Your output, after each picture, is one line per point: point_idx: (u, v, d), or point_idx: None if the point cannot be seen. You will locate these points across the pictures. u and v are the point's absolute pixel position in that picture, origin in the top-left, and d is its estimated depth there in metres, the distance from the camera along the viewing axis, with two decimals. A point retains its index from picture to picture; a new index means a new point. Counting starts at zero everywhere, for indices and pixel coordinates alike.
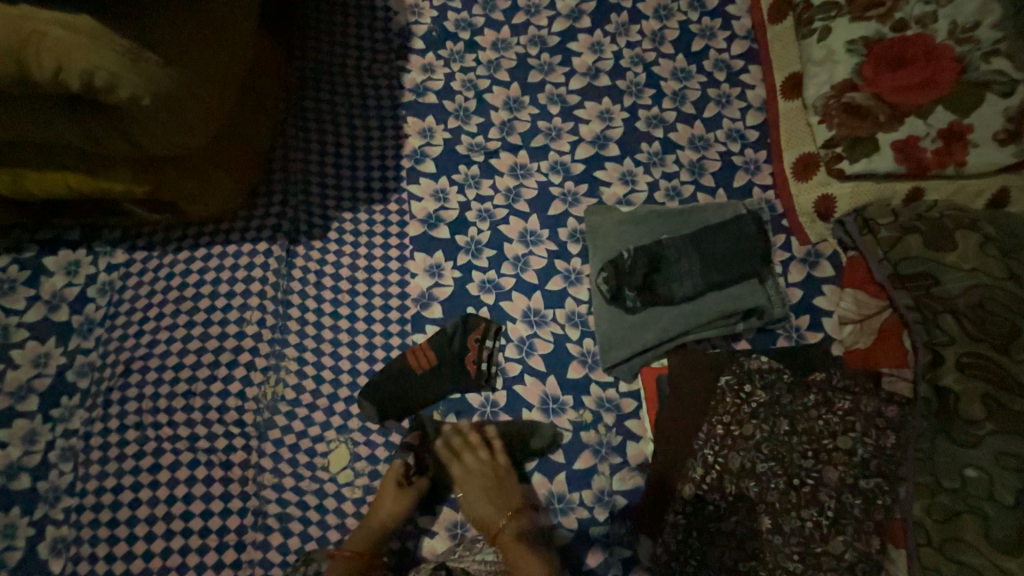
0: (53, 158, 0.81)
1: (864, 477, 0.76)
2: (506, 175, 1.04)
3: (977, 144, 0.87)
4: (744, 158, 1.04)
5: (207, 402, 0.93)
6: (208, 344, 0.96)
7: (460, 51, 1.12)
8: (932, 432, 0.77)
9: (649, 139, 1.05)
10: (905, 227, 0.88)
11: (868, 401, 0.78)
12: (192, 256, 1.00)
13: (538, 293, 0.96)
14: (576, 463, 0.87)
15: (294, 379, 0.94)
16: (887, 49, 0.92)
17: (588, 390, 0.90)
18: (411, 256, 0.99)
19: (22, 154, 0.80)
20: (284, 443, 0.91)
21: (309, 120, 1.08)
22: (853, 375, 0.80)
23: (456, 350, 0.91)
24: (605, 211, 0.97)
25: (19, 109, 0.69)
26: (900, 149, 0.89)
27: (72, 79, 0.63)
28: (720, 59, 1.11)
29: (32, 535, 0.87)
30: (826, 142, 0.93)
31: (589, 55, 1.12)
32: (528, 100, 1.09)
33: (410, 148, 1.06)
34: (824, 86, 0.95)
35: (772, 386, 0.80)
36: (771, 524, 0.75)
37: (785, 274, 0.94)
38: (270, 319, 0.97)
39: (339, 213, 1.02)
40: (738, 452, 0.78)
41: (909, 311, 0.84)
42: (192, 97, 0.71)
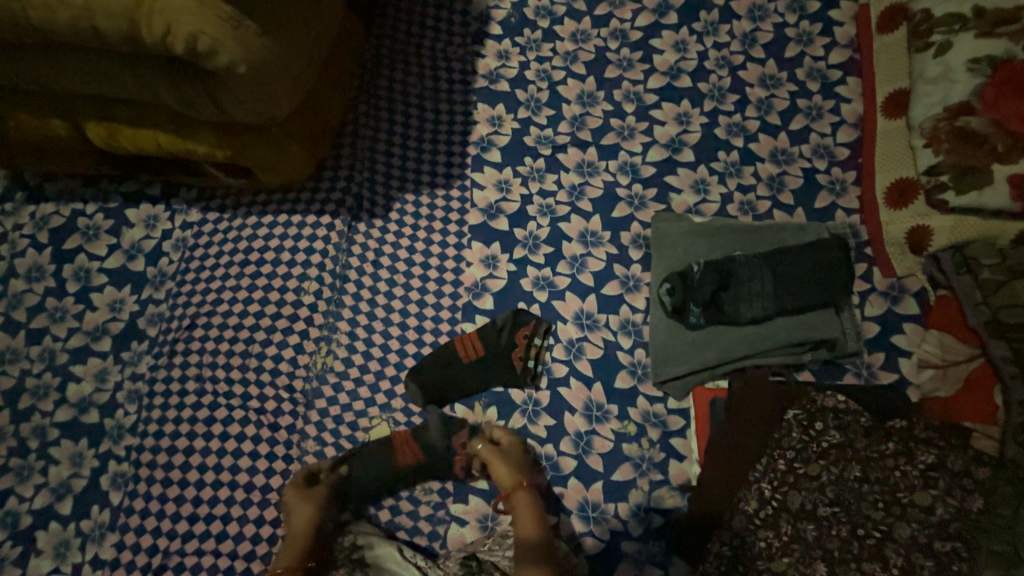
0: (147, 117, 0.84)
1: (939, 538, 0.70)
2: (572, 171, 1.01)
3: None
4: (830, 177, 0.97)
5: (261, 364, 0.96)
6: (267, 309, 0.99)
7: (538, 39, 1.10)
8: (1017, 499, 0.69)
9: (727, 148, 1.00)
10: (1014, 271, 0.79)
11: (955, 458, 0.72)
12: (259, 222, 1.04)
13: (592, 296, 0.94)
14: (616, 474, 0.85)
15: (344, 352, 0.96)
16: (1019, 69, 0.81)
17: (635, 402, 0.88)
18: (469, 245, 0.99)
19: (122, 110, 0.84)
20: (329, 414, 0.93)
21: (380, 99, 1.08)
22: (939, 429, 0.73)
23: (502, 343, 0.91)
24: (673, 219, 0.93)
25: (130, 70, 0.73)
26: (1018, 184, 0.79)
27: (177, 43, 0.64)
28: (815, 68, 1.03)
29: (96, 467, 0.94)
30: (929, 168, 0.86)
31: (672, 54, 1.06)
32: (603, 95, 1.05)
33: (478, 135, 1.05)
34: (935, 106, 0.87)
35: (845, 429, 0.75)
36: (826, 572, 0.70)
37: (862, 306, 0.88)
38: (327, 291, 0.99)
39: (402, 194, 1.03)
40: (800, 491, 0.74)
41: (1006, 363, 0.76)
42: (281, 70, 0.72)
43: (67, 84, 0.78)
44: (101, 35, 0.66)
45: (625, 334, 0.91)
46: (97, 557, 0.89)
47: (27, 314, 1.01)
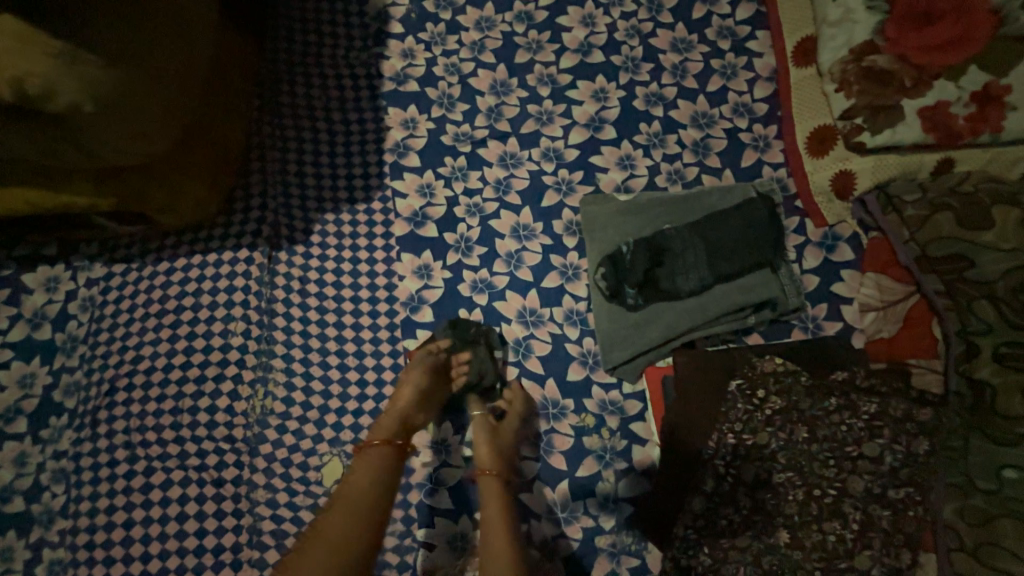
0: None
1: (893, 486, 0.71)
2: (496, 165, 0.97)
3: (1016, 107, 0.79)
4: (753, 134, 0.96)
5: (195, 418, 0.90)
6: (193, 358, 0.92)
7: (441, 33, 1.05)
8: (965, 429, 0.70)
9: (648, 119, 0.97)
10: (936, 205, 0.79)
11: (897, 403, 0.73)
12: (172, 267, 0.96)
13: (533, 291, 0.91)
14: (579, 470, 0.83)
15: (284, 391, 0.90)
16: (912, 3, 0.82)
17: (590, 393, 0.85)
18: (398, 258, 0.94)
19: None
20: (276, 458, 0.88)
21: (285, 117, 1.02)
22: (880, 375, 0.74)
23: (482, 364, 0.85)
24: (600, 201, 0.91)
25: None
26: (927, 117, 0.81)
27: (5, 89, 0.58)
28: (723, 26, 1.01)
29: (29, 558, 0.86)
30: (844, 112, 0.85)
31: (580, 30, 1.03)
32: (516, 82, 1.01)
33: (393, 141, 0.99)
34: (841, 50, 0.86)
35: (789, 390, 0.74)
36: (790, 538, 0.70)
37: (799, 261, 0.88)
38: (255, 328, 0.93)
39: (322, 215, 0.97)
40: (753, 463, 0.72)
41: (939, 297, 0.75)
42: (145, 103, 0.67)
43: None
44: None
45: (571, 324, 0.89)
46: None
47: None
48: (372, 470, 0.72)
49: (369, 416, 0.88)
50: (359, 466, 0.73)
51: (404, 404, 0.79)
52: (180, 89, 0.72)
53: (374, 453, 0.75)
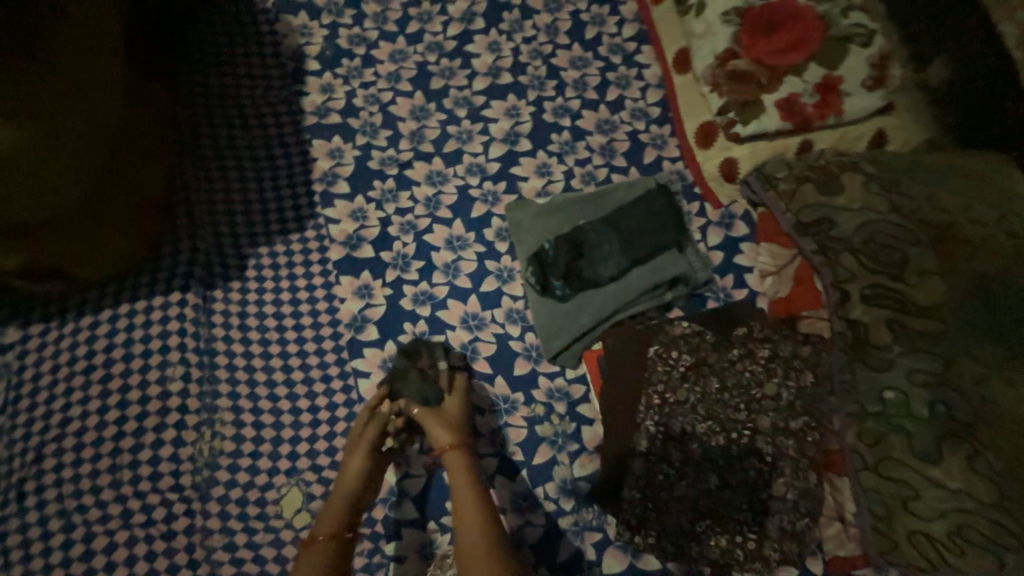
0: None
1: (793, 418, 0.80)
2: (424, 184, 1.02)
3: (850, 93, 0.96)
4: (651, 135, 1.08)
5: (137, 473, 0.86)
6: (130, 411, 0.89)
7: (358, 66, 1.10)
8: (851, 362, 0.80)
9: (558, 129, 1.07)
10: (800, 177, 0.91)
11: (784, 345, 0.83)
12: (97, 320, 0.93)
13: (473, 296, 0.96)
14: (535, 458, 0.87)
15: (232, 430, 0.88)
16: (758, 16, 0.98)
17: (537, 383, 0.91)
18: (338, 282, 0.96)
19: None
20: (230, 499, 0.85)
21: (207, 158, 1.02)
22: (772, 325, 0.84)
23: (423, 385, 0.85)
24: (523, 206, 0.98)
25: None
26: (783, 107, 0.95)
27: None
28: (614, 44, 1.15)
29: None
30: (719, 109, 0.98)
31: (488, 55, 1.12)
32: (435, 106, 1.08)
33: (321, 171, 1.03)
34: (708, 57, 1.00)
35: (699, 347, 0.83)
36: (718, 481, 0.78)
37: (705, 239, 1.01)
38: (195, 371, 0.91)
39: (255, 249, 0.98)
40: (677, 418, 0.80)
41: (814, 255, 0.86)
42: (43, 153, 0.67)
43: None
44: None
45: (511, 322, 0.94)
46: None
47: None
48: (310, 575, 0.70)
49: (325, 440, 0.88)
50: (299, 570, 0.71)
51: (350, 490, 0.78)
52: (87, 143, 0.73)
53: (319, 554, 0.72)
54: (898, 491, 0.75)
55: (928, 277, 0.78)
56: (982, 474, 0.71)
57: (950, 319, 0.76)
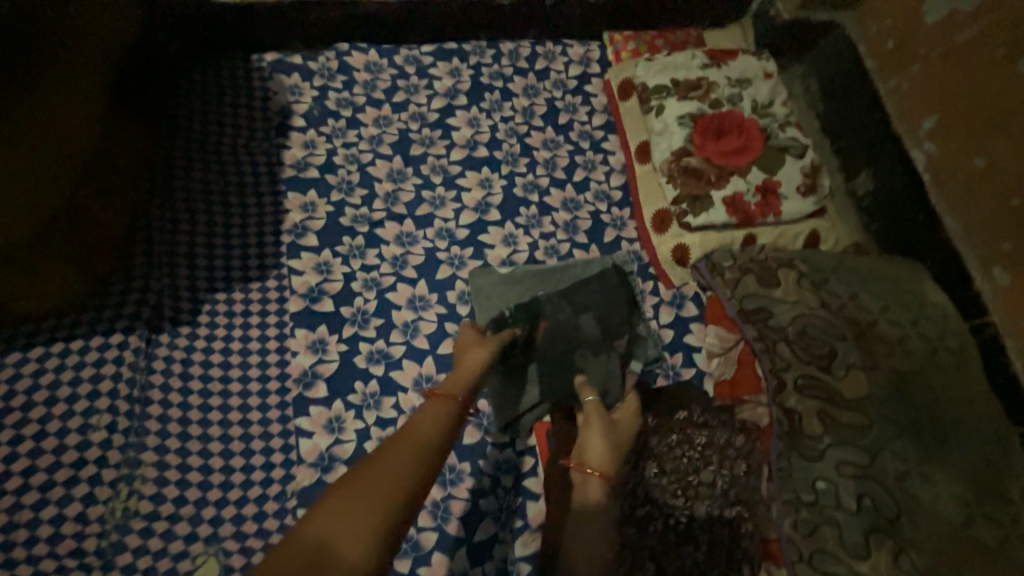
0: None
1: (727, 506, 0.87)
2: (393, 244, 1.05)
3: (787, 197, 1.08)
4: (612, 216, 1.16)
5: (33, 534, 0.77)
6: (40, 461, 0.81)
7: (342, 127, 1.16)
8: (787, 451, 0.83)
9: (527, 204, 1.14)
10: (743, 268, 0.98)
11: (721, 433, 0.92)
12: (24, 358, 0.87)
13: (429, 358, 0.96)
14: (477, 534, 0.84)
15: (153, 488, 0.82)
16: (709, 122, 1.11)
17: (484, 453, 0.90)
18: (293, 334, 0.95)
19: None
20: (136, 569, 0.78)
21: (177, 201, 1.03)
22: (708, 412, 0.95)
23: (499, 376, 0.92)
24: (485, 272, 1.01)
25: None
26: (730, 203, 1.05)
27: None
28: (583, 130, 1.26)
29: None
30: (674, 199, 1.07)
31: (467, 129, 1.21)
32: (411, 171, 1.14)
33: (291, 223, 1.04)
34: (665, 152, 1.11)
35: (641, 430, 0.95)
36: (655, 567, 0.83)
37: (656, 317, 1.06)
38: (123, 420, 0.85)
39: (211, 295, 0.96)
40: (619, 501, 0.87)
41: (755, 341, 0.91)
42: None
43: None
44: None
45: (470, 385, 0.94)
46: None
47: None
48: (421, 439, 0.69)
49: (255, 504, 0.83)
50: (416, 425, 0.72)
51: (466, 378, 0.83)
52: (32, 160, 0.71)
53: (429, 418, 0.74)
54: None
55: (853, 372, 0.85)
56: (906, 571, 0.73)
57: (873, 413, 0.82)
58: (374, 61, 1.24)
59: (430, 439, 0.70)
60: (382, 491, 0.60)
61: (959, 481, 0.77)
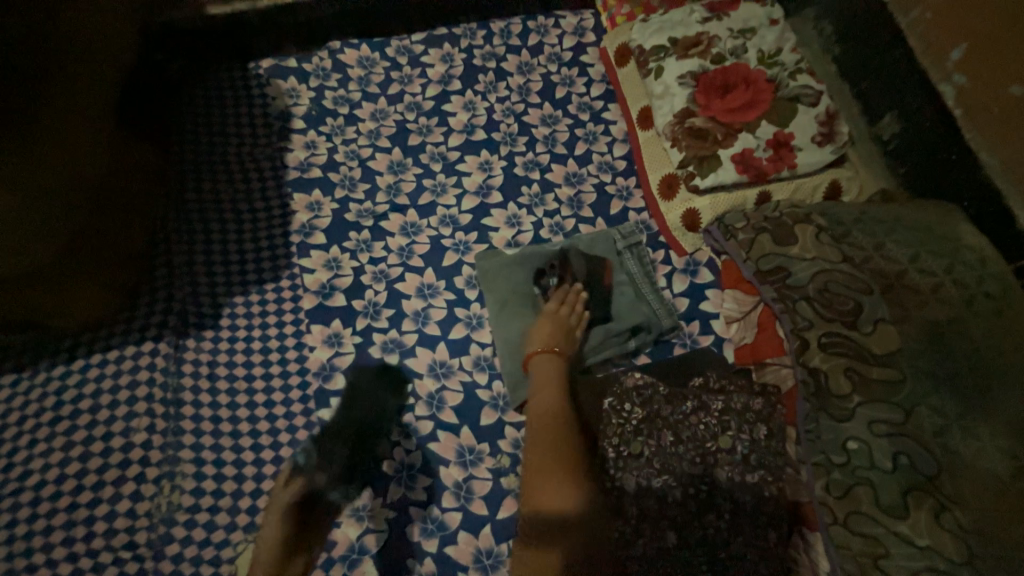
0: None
1: (749, 471, 0.81)
2: (398, 235, 1.06)
3: (802, 148, 1.02)
4: (617, 187, 1.13)
5: (91, 529, 0.84)
6: (91, 463, 0.88)
7: (340, 125, 1.17)
8: (815, 412, 0.80)
9: (528, 183, 1.12)
10: (757, 227, 0.93)
11: (737, 397, 0.86)
12: (68, 370, 0.93)
13: (442, 344, 0.97)
14: (500, 512, 0.86)
15: (192, 483, 0.87)
16: (712, 78, 1.06)
17: (503, 433, 0.91)
18: (309, 330, 0.98)
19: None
20: (183, 558, 0.83)
21: (191, 212, 1.07)
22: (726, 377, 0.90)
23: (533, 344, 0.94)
24: (492, 255, 1.02)
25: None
26: (739, 161, 1.01)
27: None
28: (582, 102, 1.22)
29: None
30: (679, 163, 1.03)
31: (463, 114, 1.20)
32: (411, 161, 1.14)
33: (299, 223, 1.07)
34: (668, 115, 1.06)
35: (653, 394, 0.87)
36: (676, 539, 0.76)
37: (669, 286, 1.03)
38: (161, 422, 0.91)
39: (230, 298, 1.00)
40: (632, 472, 0.80)
41: (774, 302, 0.87)
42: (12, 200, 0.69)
43: None
44: None
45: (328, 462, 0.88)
46: None
47: None
48: None
49: None
50: None
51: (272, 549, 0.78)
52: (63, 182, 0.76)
53: None
54: (867, 549, 0.71)
55: (881, 326, 0.80)
56: (949, 530, 0.69)
57: (906, 367, 0.77)
58: (366, 55, 1.24)
59: None
60: None
61: (1003, 433, 0.73)
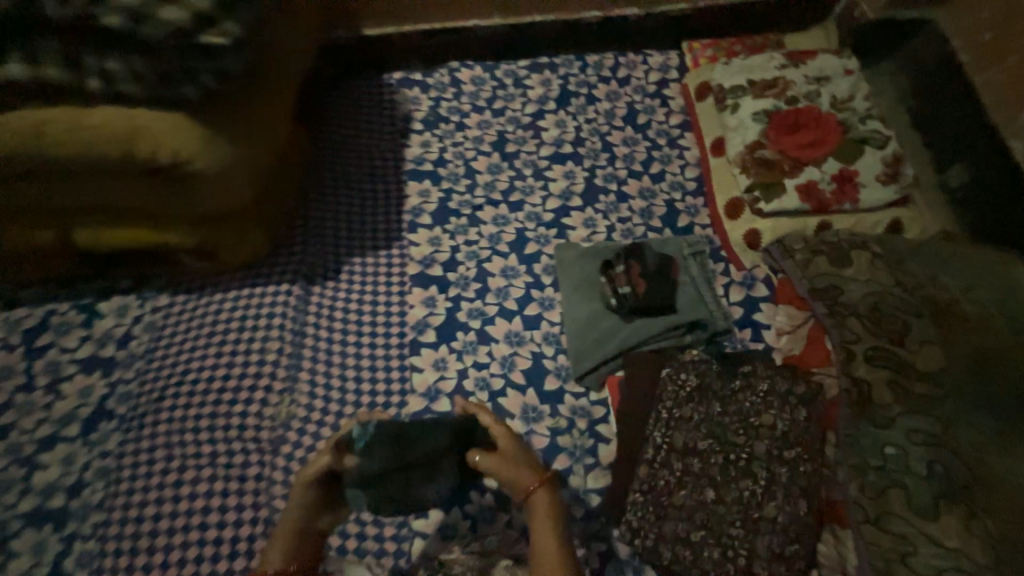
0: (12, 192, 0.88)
1: (786, 448, 0.85)
2: (490, 224, 1.25)
3: (865, 185, 1.11)
4: (685, 204, 1.26)
5: (229, 422, 1.05)
6: (234, 371, 1.10)
7: (451, 130, 1.40)
8: (855, 418, 0.87)
9: (605, 192, 1.28)
10: (815, 250, 1.03)
11: (782, 380, 0.90)
12: (224, 298, 1.18)
13: (518, 317, 1.13)
14: (554, 464, 0.98)
15: (306, 399, 1.07)
16: (785, 117, 1.19)
17: (563, 399, 1.04)
18: (410, 291, 1.17)
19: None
20: (294, 457, 1.03)
21: (326, 186, 1.30)
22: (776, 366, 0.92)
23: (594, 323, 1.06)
24: (570, 246, 1.17)
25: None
26: (803, 190, 1.12)
27: (138, 149, 0.82)
28: (660, 129, 1.38)
29: (60, 551, 0.96)
30: (746, 187, 1.15)
31: (555, 130, 1.39)
32: (507, 165, 1.34)
33: (410, 205, 1.29)
34: (739, 145, 1.19)
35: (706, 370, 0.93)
36: (714, 494, 0.84)
37: (727, 295, 1.13)
38: (287, 348, 1.12)
39: (351, 258, 1.22)
40: (682, 432, 0.88)
41: (825, 317, 0.96)
42: (229, 149, 0.87)
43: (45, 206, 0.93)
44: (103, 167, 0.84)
45: (350, 499, 0.74)
46: None
47: None
48: None
49: None
50: None
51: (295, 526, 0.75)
52: (261, 143, 0.93)
53: None
54: (897, 546, 0.78)
55: (928, 348, 0.88)
56: (978, 536, 0.75)
57: (948, 387, 0.85)
58: (479, 76, 1.47)
59: None
60: None
61: None
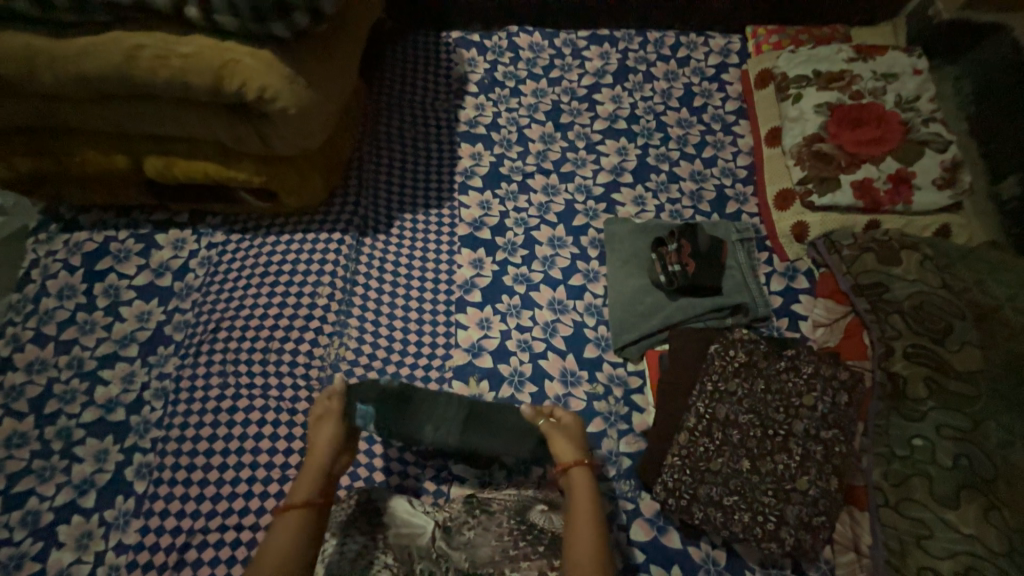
0: (109, 105, 0.96)
1: (824, 428, 0.89)
2: (540, 193, 1.27)
3: (921, 188, 1.12)
4: (735, 191, 1.26)
5: (280, 357, 1.10)
6: (285, 311, 1.14)
7: (506, 95, 1.40)
8: (887, 411, 0.91)
9: (657, 171, 1.29)
10: (863, 247, 1.05)
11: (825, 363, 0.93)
12: (278, 240, 1.21)
13: (562, 286, 1.16)
14: (589, 427, 1.02)
15: (354, 344, 1.11)
16: (848, 112, 1.18)
17: (601, 367, 1.08)
18: (459, 251, 1.20)
19: (14, 36, 0.84)
20: None
21: (380, 141, 1.31)
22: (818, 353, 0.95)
23: (638, 297, 1.09)
24: (621, 222, 1.19)
25: (94, 59, 0.85)
26: (858, 187, 1.12)
27: (226, 80, 0.86)
28: (716, 114, 1.37)
29: (121, 460, 1.03)
30: (800, 180, 1.16)
31: (610, 105, 1.38)
32: (560, 136, 1.34)
33: (463, 167, 1.30)
34: (797, 137, 1.20)
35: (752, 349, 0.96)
36: (750, 465, 0.89)
37: (767, 284, 1.13)
38: (338, 294, 1.16)
39: (402, 214, 1.24)
40: (724, 404, 0.92)
41: (866, 313, 0.99)
42: (309, 94, 0.91)
43: (136, 123, 0.98)
44: (191, 90, 0.88)
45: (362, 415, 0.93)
46: (121, 542, 0.96)
47: (57, 327, 1.13)
48: (296, 531, 0.76)
49: (423, 370, 1.09)
50: (282, 528, 0.76)
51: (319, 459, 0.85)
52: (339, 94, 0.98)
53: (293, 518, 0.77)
54: (914, 529, 0.82)
55: (967, 349, 0.92)
56: (995, 525, 0.80)
57: (982, 387, 0.89)
58: (537, 42, 1.46)
59: (300, 537, 0.75)
60: (286, 544, 0.74)
61: None
